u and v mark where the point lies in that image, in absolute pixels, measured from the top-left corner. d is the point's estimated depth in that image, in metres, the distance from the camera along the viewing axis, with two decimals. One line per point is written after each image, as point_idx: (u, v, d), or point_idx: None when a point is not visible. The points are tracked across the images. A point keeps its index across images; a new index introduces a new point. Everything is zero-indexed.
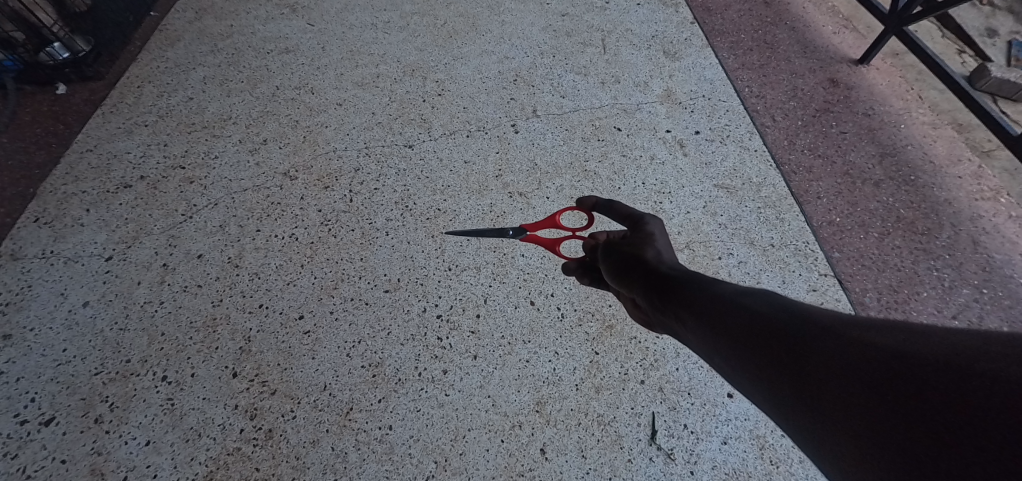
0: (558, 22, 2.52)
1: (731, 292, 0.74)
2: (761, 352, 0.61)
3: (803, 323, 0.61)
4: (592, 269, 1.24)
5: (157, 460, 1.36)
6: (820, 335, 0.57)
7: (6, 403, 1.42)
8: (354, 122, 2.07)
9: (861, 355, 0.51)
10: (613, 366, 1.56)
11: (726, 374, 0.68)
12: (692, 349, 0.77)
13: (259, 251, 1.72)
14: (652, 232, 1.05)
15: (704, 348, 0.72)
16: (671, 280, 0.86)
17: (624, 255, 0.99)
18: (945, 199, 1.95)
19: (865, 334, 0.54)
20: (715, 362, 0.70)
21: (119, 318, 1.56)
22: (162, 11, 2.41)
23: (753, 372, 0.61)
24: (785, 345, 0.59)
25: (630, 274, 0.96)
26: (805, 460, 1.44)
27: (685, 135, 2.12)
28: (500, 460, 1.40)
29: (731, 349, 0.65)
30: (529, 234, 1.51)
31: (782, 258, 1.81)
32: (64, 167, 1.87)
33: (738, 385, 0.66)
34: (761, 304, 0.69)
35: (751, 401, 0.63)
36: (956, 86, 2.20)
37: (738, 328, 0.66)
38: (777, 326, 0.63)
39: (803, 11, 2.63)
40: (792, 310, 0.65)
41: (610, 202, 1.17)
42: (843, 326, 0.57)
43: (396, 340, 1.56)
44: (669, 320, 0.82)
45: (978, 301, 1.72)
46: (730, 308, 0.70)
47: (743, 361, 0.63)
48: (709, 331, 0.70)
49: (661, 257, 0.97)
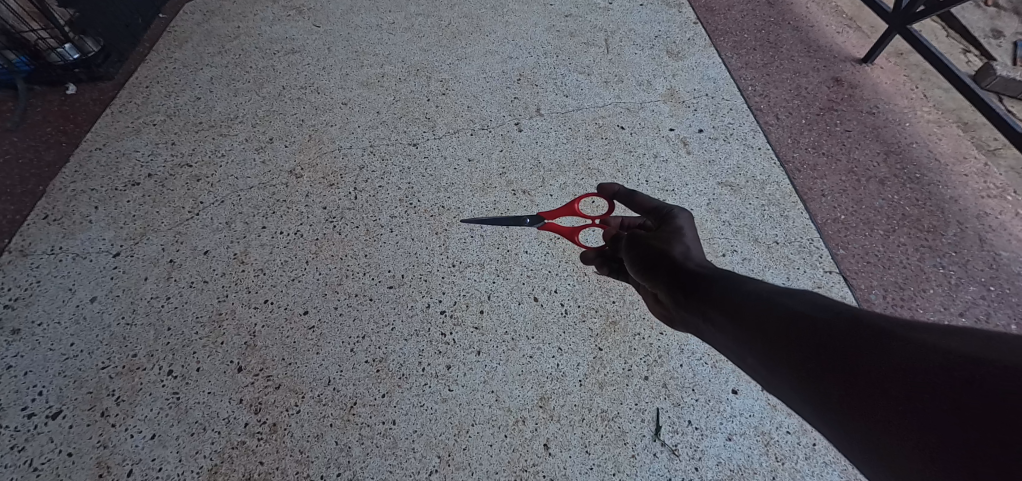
0: (561, 22, 2.54)
1: (762, 290, 0.73)
2: (801, 352, 0.60)
3: (845, 319, 0.59)
4: (611, 260, 1.23)
5: (163, 453, 1.37)
6: (867, 334, 0.55)
7: (15, 397, 1.43)
8: (359, 121, 2.09)
9: (914, 358, 0.49)
10: (616, 362, 1.55)
11: (759, 374, 0.67)
12: (722, 349, 0.76)
13: (266, 247, 1.73)
14: (680, 226, 1.03)
15: (735, 347, 0.71)
16: (698, 276, 0.84)
17: (649, 252, 0.98)
18: (951, 197, 1.94)
19: (920, 334, 0.52)
20: (748, 362, 0.68)
21: (126, 313, 1.58)
22: (170, 13, 2.46)
23: (791, 373, 0.60)
24: (826, 345, 0.58)
25: (654, 273, 0.94)
26: (811, 457, 1.43)
27: (688, 133, 2.12)
28: (503, 455, 1.40)
29: (766, 351, 0.64)
30: (547, 223, 1.54)
31: (786, 255, 1.81)
32: (74, 165, 1.89)
33: (774, 386, 0.65)
34: (795, 301, 0.67)
35: (792, 406, 0.61)
36: (960, 84, 2.19)
37: (773, 326, 0.65)
38: (814, 323, 0.61)
39: (806, 11, 2.64)
40: (832, 307, 0.63)
41: (632, 194, 1.16)
42: (893, 325, 0.55)
43: (400, 336, 1.57)
44: (696, 318, 0.81)
45: (985, 298, 1.71)
46: (764, 306, 0.69)
47: (780, 363, 0.62)
48: (741, 331, 0.69)
49: (689, 253, 0.94)
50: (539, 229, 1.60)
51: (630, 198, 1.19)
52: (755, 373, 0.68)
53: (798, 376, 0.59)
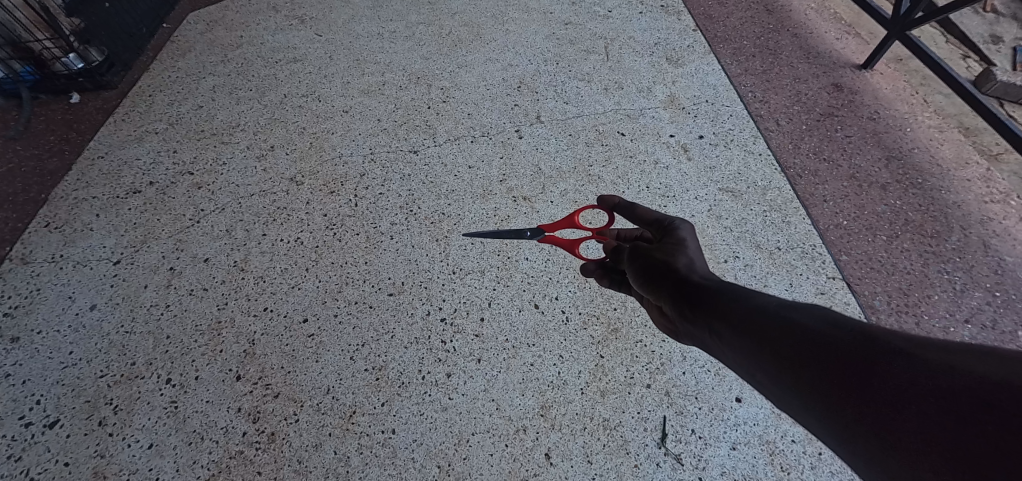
0: (561, 30, 2.55)
1: (769, 302, 0.71)
2: (814, 368, 0.58)
3: (853, 333, 0.58)
4: (612, 271, 1.23)
5: (160, 463, 1.36)
6: (880, 350, 0.54)
7: (13, 406, 1.42)
8: (360, 129, 2.09)
9: (940, 381, 0.47)
10: (618, 369, 1.54)
11: (768, 391, 0.65)
12: (728, 363, 0.74)
13: (266, 254, 1.73)
14: (683, 238, 1.01)
15: (742, 362, 0.68)
16: (702, 289, 0.82)
17: (652, 264, 0.96)
18: (954, 202, 1.93)
19: (942, 355, 0.50)
20: (755, 378, 0.66)
21: (126, 321, 1.57)
22: (174, 23, 2.48)
23: (800, 388, 0.58)
24: (842, 361, 0.56)
25: (657, 285, 0.92)
26: (817, 467, 1.41)
27: (689, 140, 2.12)
28: (504, 465, 1.38)
29: (776, 367, 0.62)
30: (547, 236, 1.54)
31: (789, 262, 1.80)
32: (76, 173, 1.90)
33: (784, 403, 0.62)
34: (804, 315, 0.65)
35: (798, 421, 0.60)
36: (960, 89, 2.19)
37: (785, 342, 0.63)
38: (820, 336, 0.60)
39: (805, 18, 2.64)
40: (837, 321, 0.62)
41: (633, 205, 1.16)
42: (911, 344, 0.53)
43: (400, 343, 1.56)
44: (700, 332, 0.79)
45: (990, 304, 1.69)
46: (773, 320, 0.67)
47: (792, 380, 0.60)
48: (748, 345, 0.67)
49: (693, 265, 0.93)
50: (540, 241, 1.60)
51: (631, 209, 1.18)
52: (762, 388, 0.66)
53: (804, 390, 0.58)
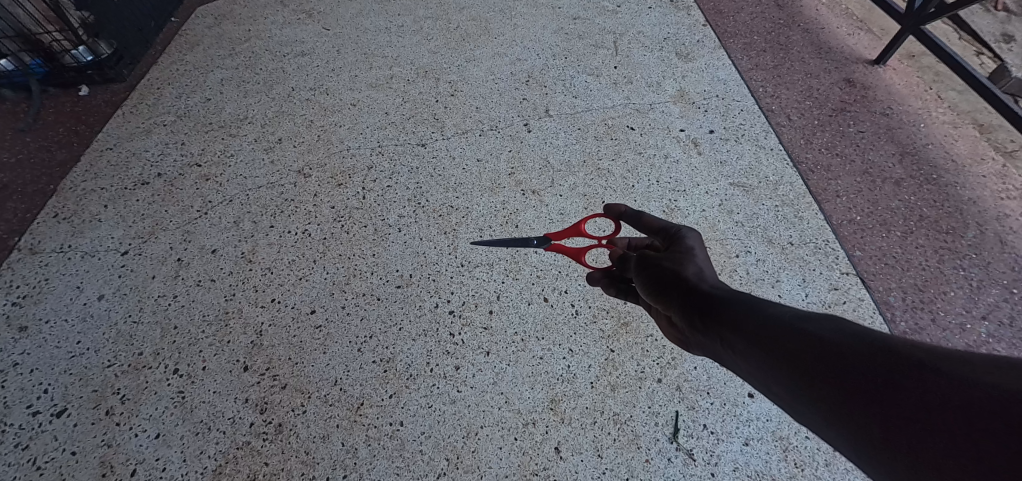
0: (570, 25, 2.53)
1: (785, 314, 0.67)
2: (832, 380, 0.55)
3: (869, 346, 0.55)
4: (618, 280, 1.17)
5: (167, 453, 1.34)
6: (898, 363, 0.51)
7: (19, 395, 1.42)
8: (367, 122, 2.09)
9: (959, 391, 0.45)
10: (629, 363, 1.52)
11: (787, 405, 0.61)
12: (743, 374, 0.70)
13: (272, 246, 1.72)
14: (690, 247, 0.97)
15: (759, 376, 0.65)
16: (714, 299, 0.79)
17: (661, 273, 0.93)
18: (969, 198, 1.90)
19: (959, 366, 0.47)
20: (775, 392, 0.63)
21: (134, 310, 1.57)
22: (183, 17, 2.49)
23: (818, 404, 0.55)
24: (862, 376, 0.52)
25: (669, 294, 0.89)
26: (832, 463, 1.38)
27: (699, 134, 2.10)
28: (513, 459, 1.36)
29: (792, 380, 0.59)
30: (553, 244, 1.48)
31: (802, 257, 1.77)
32: (85, 165, 1.90)
33: (803, 418, 0.59)
34: (823, 328, 0.61)
35: (819, 436, 0.57)
36: (975, 83, 2.15)
37: (799, 354, 0.60)
38: (834, 346, 0.57)
39: (816, 13, 2.61)
40: (853, 333, 0.58)
41: (638, 213, 1.12)
42: (929, 356, 0.50)
43: (408, 336, 1.54)
44: (713, 343, 0.76)
45: (1007, 301, 1.66)
46: (788, 332, 0.63)
47: (807, 391, 0.57)
48: (763, 358, 0.64)
49: (703, 274, 0.89)
50: (546, 249, 1.55)
51: (637, 218, 1.14)
52: (781, 402, 0.63)
53: (821, 404, 0.55)
